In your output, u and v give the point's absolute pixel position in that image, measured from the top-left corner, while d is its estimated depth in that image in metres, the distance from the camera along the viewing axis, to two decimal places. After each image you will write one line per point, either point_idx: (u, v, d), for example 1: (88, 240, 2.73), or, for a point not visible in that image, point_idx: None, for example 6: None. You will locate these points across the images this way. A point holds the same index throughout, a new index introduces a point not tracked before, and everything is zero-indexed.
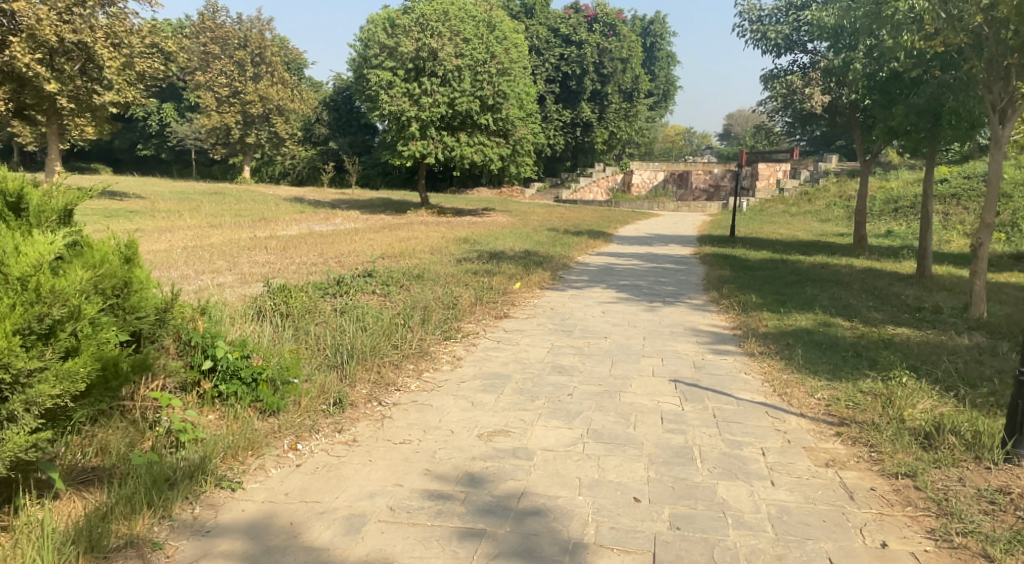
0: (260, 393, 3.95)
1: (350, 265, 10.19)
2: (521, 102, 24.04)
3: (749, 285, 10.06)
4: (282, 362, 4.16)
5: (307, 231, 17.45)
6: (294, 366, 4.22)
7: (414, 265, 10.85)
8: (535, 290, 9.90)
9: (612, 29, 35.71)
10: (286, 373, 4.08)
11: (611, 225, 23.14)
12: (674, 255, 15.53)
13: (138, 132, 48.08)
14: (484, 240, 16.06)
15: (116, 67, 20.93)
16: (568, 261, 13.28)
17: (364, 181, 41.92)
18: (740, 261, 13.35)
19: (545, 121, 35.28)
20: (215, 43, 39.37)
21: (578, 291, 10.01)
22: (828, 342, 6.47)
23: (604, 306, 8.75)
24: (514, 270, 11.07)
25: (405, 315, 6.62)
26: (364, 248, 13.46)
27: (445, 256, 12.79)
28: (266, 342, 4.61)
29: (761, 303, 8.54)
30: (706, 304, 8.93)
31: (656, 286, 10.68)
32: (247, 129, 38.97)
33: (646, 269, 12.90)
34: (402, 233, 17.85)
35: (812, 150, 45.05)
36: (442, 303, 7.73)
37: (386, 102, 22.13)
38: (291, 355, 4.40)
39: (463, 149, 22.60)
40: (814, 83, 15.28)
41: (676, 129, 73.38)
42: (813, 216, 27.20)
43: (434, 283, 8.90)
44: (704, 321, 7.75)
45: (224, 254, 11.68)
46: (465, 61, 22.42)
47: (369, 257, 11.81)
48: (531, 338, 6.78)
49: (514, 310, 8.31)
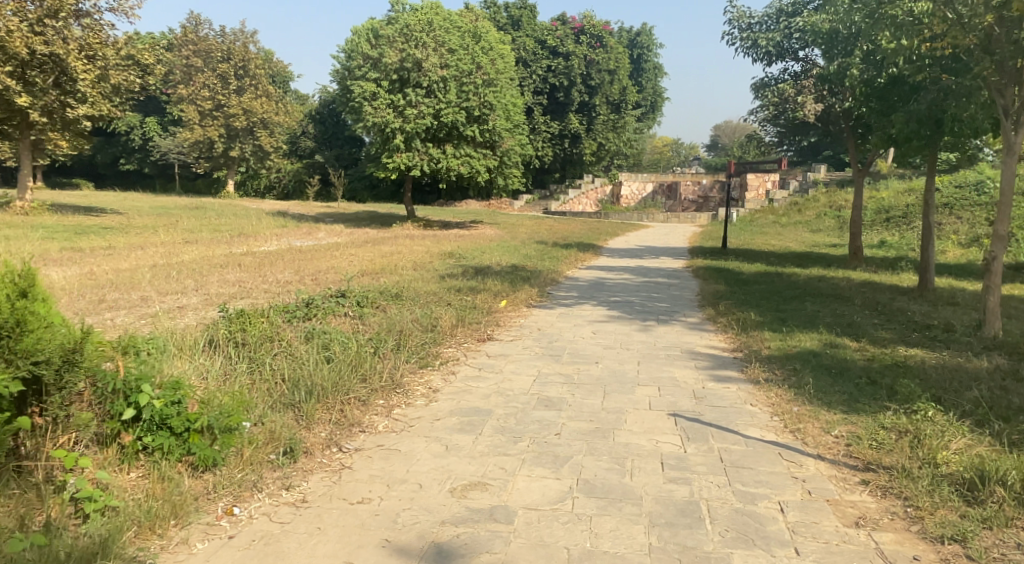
0: (192, 446, 3.53)
1: (327, 283, 9.61)
2: (508, 113, 23.60)
3: (746, 301, 9.56)
4: (223, 406, 3.72)
5: (288, 246, 16.88)
6: (238, 410, 3.78)
7: (395, 283, 10.29)
8: (521, 308, 9.37)
9: (598, 41, 35.46)
10: (226, 420, 3.64)
11: (601, 237, 22.67)
12: (666, 268, 15.06)
13: (120, 147, 47.30)
14: (470, 254, 15.51)
15: (91, 79, 20.40)
16: (556, 276, 12.75)
17: (350, 194, 41.37)
18: (734, 274, 12.88)
19: (533, 133, 34.87)
20: (197, 56, 38.81)
21: (566, 309, 9.47)
22: (840, 366, 5.95)
23: (594, 325, 8.22)
24: (500, 286, 10.53)
25: (377, 340, 6.09)
26: (343, 265, 12.91)
27: (429, 271, 12.25)
28: (210, 382, 4.15)
29: (762, 321, 8.03)
30: (703, 322, 8.41)
31: (649, 303, 10.16)
32: (230, 143, 38.32)
33: (638, 284, 12.40)
34: (386, 247, 17.35)
35: (799, 160, 44.84)
36: (421, 326, 7.19)
37: (370, 114, 21.65)
38: (235, 396, 3.97)
39: (449, 161, 22.08)
40: (807, 90, 14.83)
41: (664, 140, 73.36)
42: (804, 226, 26.85)
43: (414, 303, 8.35)
44: (701, 342, 7.22)
45: (195, 273, 11.09)
46: (450, 72, 21.99)
47: (347, 274, 11.23)
48: (516, 364, 6.23)
49: (499, 331, 7.77)
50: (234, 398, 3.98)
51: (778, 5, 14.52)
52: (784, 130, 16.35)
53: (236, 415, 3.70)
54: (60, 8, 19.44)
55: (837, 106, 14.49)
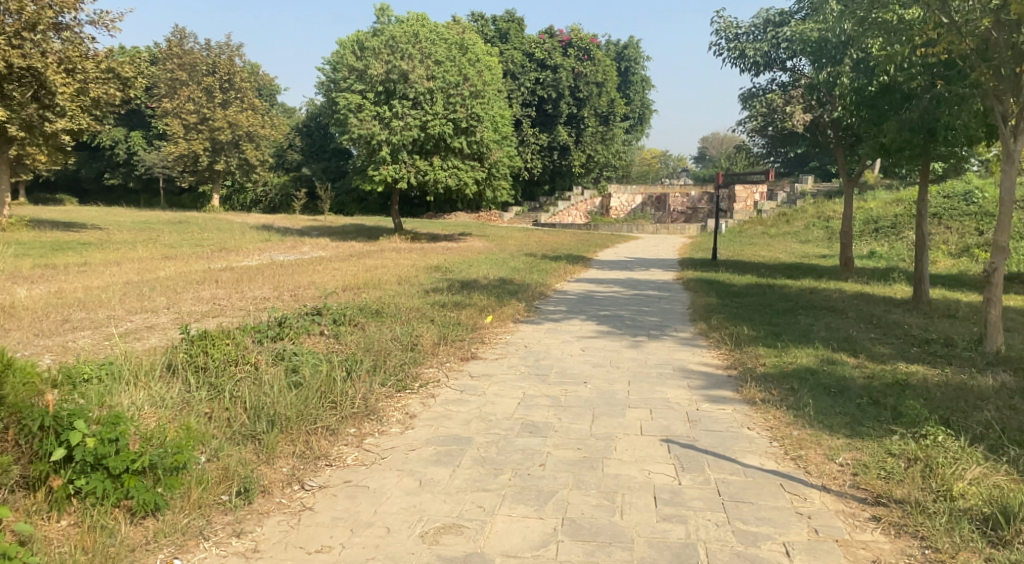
0: (130, 490, 3.22)
1: (306, 300, 9.26)
2: (496, 125, 23.33)
3: (739, 315, 9.27)
4: (167, 444, 3.42)
5: (271, 261, 16.51)
6: (185, 447, 3.49)
7: (377, 299, 9.94)
8: (507, 323, 9.03)
9: (586, 54, 35.38)
10: (170, 460, 3.34)
11: (590, 249, 22.39)
12: (656, 281, 14.77)
13: (104, 161, 46.78)
14: (457, 267, 15.17)
15: (70, 93, 19.99)
16: (544, 289, 12.43)
17: (338, 207, 41.01)
18: (725, 286, 12.63)
19: (522, 145, 34.64)
20: (182, 69, 38.45)
21: (554, 324, 9.14)
22: (840, 384, 5.65)
23: (583, 341, 7.89)
24: (486, 301, 10.20)
25: (352, 361, 5.76)
26: (326, 280, 12.54)
27: (413, 286, 11.91)
28: (157, 419, 3.86)
29: (756, 336, 7.74)
30: (696, 337, 8.10)
31: (639, 317, 9.85)
32: (216, 156, 37.90)
33: (628, 297, 12.09)
34: (371, 261, 17.00)
35: (786, 172, 44.86)
36: (400, 345, 6.86)
37: (356, 126, 21.36)
38: (184, 431, 3.67)
39: (436, 173, 21.77)
40: (796, 100, 14.60)
41: (652, 152, 73.47)
42: (793, 237, 26.71)
43: (395, 320, 7.99)
44: (694, 359, 6.91)
45: (170, 291, 10.68)
46: (437, 84, 21.73)
47: (329, 290, 10.87)
48: (500, 385, 5.89)
49: (483, 349, 7.43)
50: (183, 433, 3.69)
51: (765, 15, 14.34)
52: (771, 143, 16.10)
53: (183, 452, 3.40)
54: (38, 21, 19.05)
55: (827, 116, 14.26)
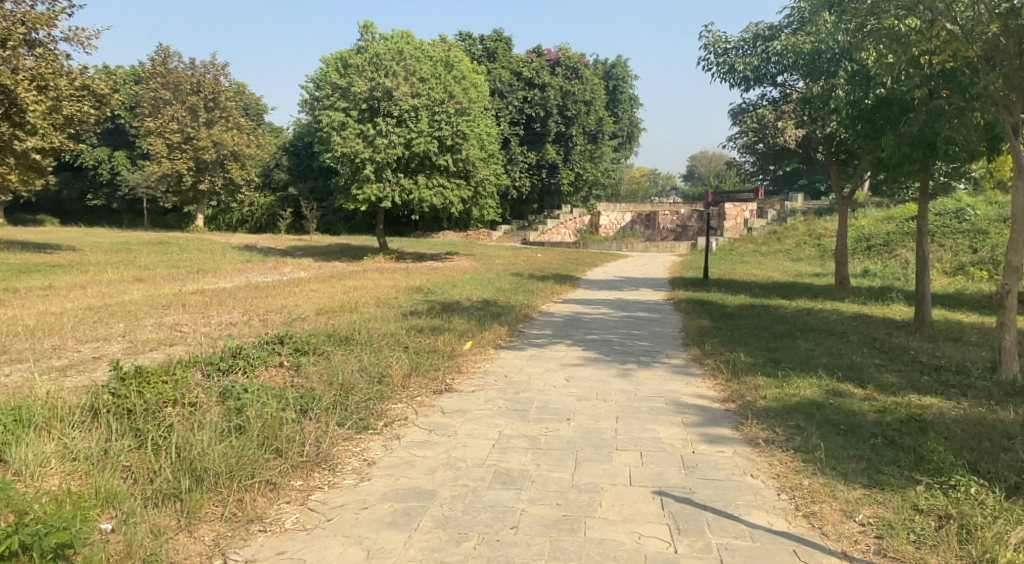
0: None
1: (274, 327, 8.66)
2: (482, 143, 22.81)
3: (734, 339, 8.72)
4: (46, 521, 2.97)
5: (248, 282, 15.92)
6: (71, 520, 3.03)
7: (351, 324, 9.34)
8: (488, 349, 8.45)
9: (574, 72, 35.15)
10: (46, 541, 2.88)
11: (578, 268, 21.87)
12: (646, 302, 14.26)
13: (87, 181, 46.11)
14: (440, 288, 14.61)
15: (42, 110, 19.43)
16: (529, 311, 11.87)
17: (324, 227, 40.46)
18: (718, 308, 12.12)
19: (510, 164, 34.11)
20: (166, 88, 37.92)
21: (538, 350, 8.57)
22: (853, 419, 5.12)
23: (568, 369, 7.31)
24: (466, 324, 9.61)
25: (308, 400, 5.22)
26: (300, 303, 11.96)
27: (391, 309, 11.33)
28: (52, 488, 3.40)
29: (753, 363, 7.18)
30: (690, 365, 7.52)
31: (628, 341, 9.28)
32: (199, 176, 37.27)
33: (617, 319, 11.54)
34: (351, 282, 16.46)
35: (776, 190, 44.62)
36: (365, 376, 6.28)
37: (339, 144, 20.84)
38: (77, 503, 3.22)
39: (421, 192, 21.22)
40: (788, 115, 14.01)
41: (641, 170, 73.47)
42: (784, 255, 26.29)
43: (365, 348, 7.41)
44: (688, 390, 6.34)
45: (131, 318, 10.07)
46: (422, 101, 21.23)
47: (301, 315, 10.28)
48: (474, 423, 5.33)
49: (458, 379, 6.84)
50: (77, 503, 3.24)
51: (754, 29, 13.91)
52: (760, 161, 15.52)
53: (67, 531, 2.95)
54: (9, 37, 18.54)
55: (821, 130, 13.73)
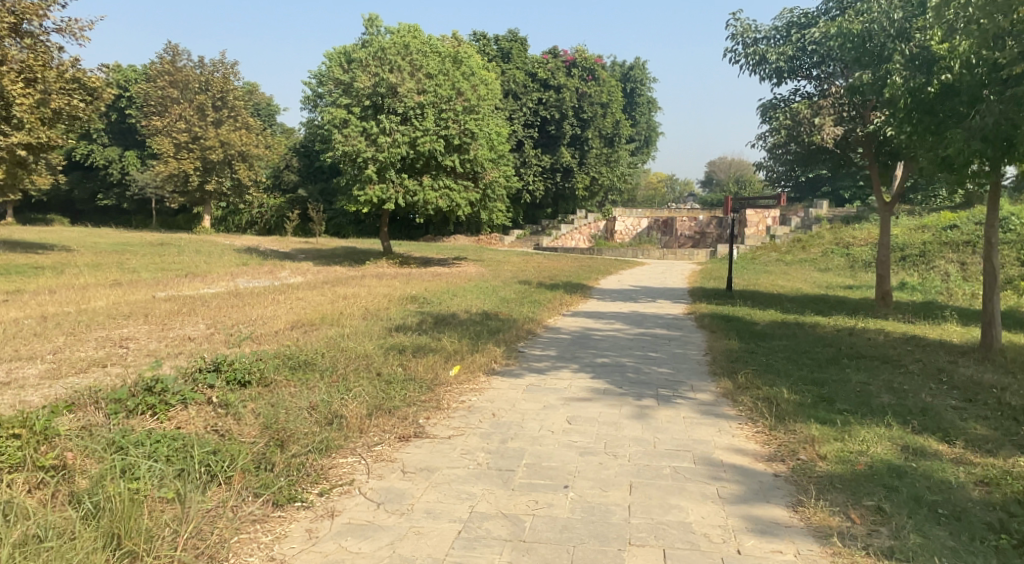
0: None
1: (230, 347, 7.38)
2: (492, 142, 21.41)
3: (772, 368, 7.33)
4: None
5: (238, 288, 14.71)
6: None
7: (324, 343, 8.05)
8: (478, 376, 7.10)
9: (590, 74, 33.89)
10: None
11: (592, 276, 20.51)
12: (665, 316, 12.91)
13: (98, 181, 45.05)
14: (437, 299, 13.27)
15: (31, 104, 18.25)
16: (532, 327, 10.51)
17: (334, 229, 39.37)
18: (746, 326, 10.76)
19: (523, 167, 32.75)
20: (174, 87, 36.88)
21: (537, 378, 7.21)
22: (949, 495, 3.81)
23: (571, 407, 5.97)
24: (456, 343, 8.29)
25: (215, 460, 4.04)
26: (279, 315, 10.72)
27: (378, 322, 10.06)
28: None
29: (800, 404, 5.80)
30: (720, 403, 6.15)
31: (645, 367, 7.89)
32: (206, 176, 36.13)
33: (632, 337, 10.20)
34: (347, 289, 15.26)
35: (797, 196, 43.10)
36: (312, 417, 5.05)
37: (340, 142, 19.66)
38: None
39: (426, 194, 19.91)
40: (826, 111, 12.54)
41: (658, 176, 71.95)
42: (811, 265, 24.84)
43: (323, 377, 6.10)
44: (721, 441, 4.98)
45: (78, 335, 8.81)
46: (428, 97, 19.91)
47: (273, 331, 9.01)
48: (441, 491, 4.03)
49: (435, 418, 5.56)
50: None
51: (789, 16, 12.55)
52: (790, 164, 14.05)
53: None
54: None
55: (864, 129, 12.25)
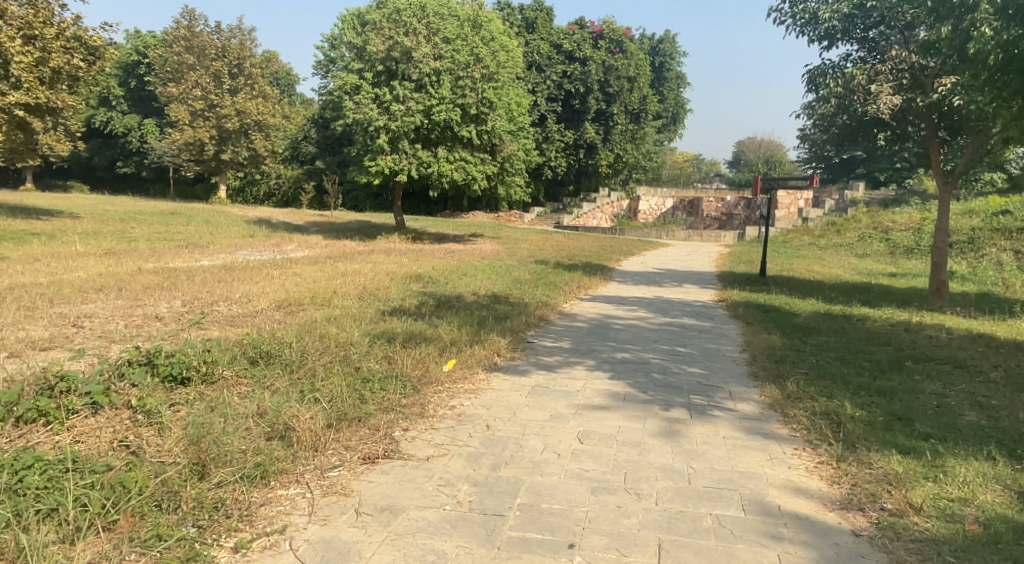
0: None
1: (190, 333, 6.32)
2: (511, 113, 20.18)
3: (826, 374, 6.21)
4: None
5: (236, 260, 13.64)
6: None
7: (302, 328, 6.96)
8: (476, 374, 6.02)
9: (618, 46, 32.35)
10: None
11: (614, 257, 19.38)
12: (695, 303, 11.77)
13: (117, 148, 43.86)
14: (444, 278, 12.15)
15: (30, 63, 17.06)
16: (546, 313, 9.43)
17: (351, 203, 38.37)
18: (787, 319, 9.67)
19: (545, 142, 31.48)
20: (189, 52, 35.40)
21: (544, 377, 6.11)
22: None
23: (583, 418, 4.89)
24: (454, 331, 7.20)
25: (96, 499, 3.01)
26: (269, 292, 9.67)
27: (374, 304, 9.02)
28: None
29: (870, 427, 4.68)
30: (767, 419, 5.03)
31: (673, 365, 6.77)
32: (222, 146, 35.09)
33: (658, 328, 9.10)
34: (352, 264, 14.26)
35: (829, 177, 41.54)
36: (256, 425, 3.99)
37: (351, 109, 18.57)
38: None
39: (440, 166, 18.77)
40: (884, 77, 11.61)
41: (684, 155, 70.02)
42: (848, 251, 23.57)
43: (282, 374, 5.02)
44: (775, 477, 3.91)
45: (33, 310, 7.75)
46: (444, 64, 18.64)
47: (252, 313, 7.94)
48: (403, 552, 3.01)
49: (417, 430, 4.49)
50: None
51: None
52: (839, 137, 13.20)
53: None
54: None
55: (924, 98, 11.29)
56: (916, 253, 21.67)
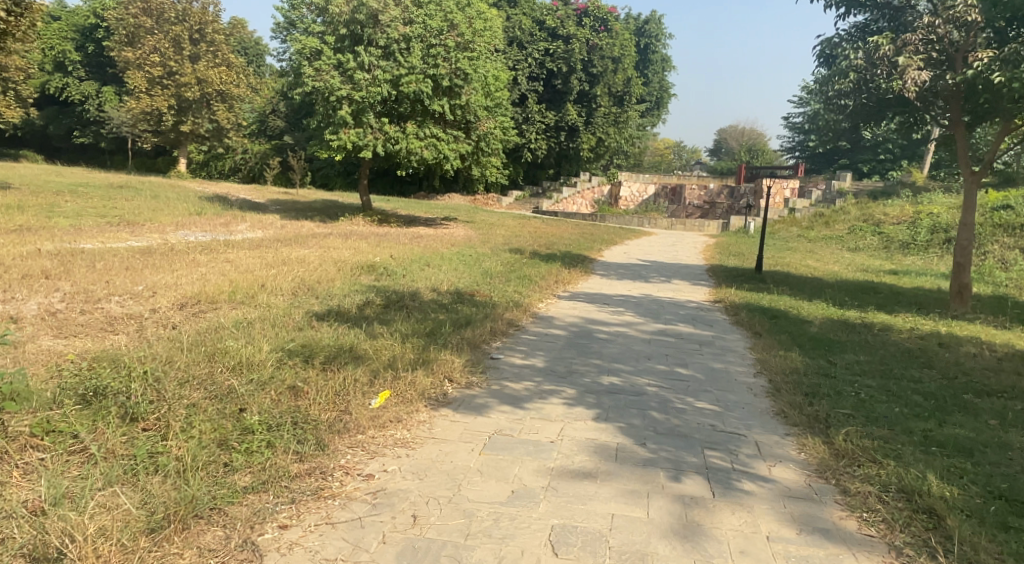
0: None
1: (22, 356, 4.61)
2: (488, 88, 18.48)
3: (877, 418, 4.74)
4: None
5: (168, 242, 11.85)
6: None
7: (195, 339, 5.32)
8: (415, 413, 4.45)
9: (603, 25, 30.73)
10: None
11: (594, 246, 17.93)
12: (689, 304, 10.27)
13: (74, 117, 41.22)
14: (402, 270, 10.51)
15: None
16: (516, 316, 7.88)
17: (320, 181, 36.43)
18: (800, 329, 8.24)
19: (525, 123, 29.86)
20: (147, 15, 32.44)
21: (507, 417, 4.53)
22: None
23: (560, 501, 3.34)
24: (394, 345, 5.59)
25: None
26: (186, 284, 8.00)
27: (307, 303, 7.39)
28: None
29: (979, 524, 3.26)
30: (824, 499, 3.53)
31: (676, 398, 5.23)
32: (182, 116, 32.85)
33: (649, 337, 7.57)
34: (303, 249, 12.58)
35: (814, 167, 40.42)
36: (14, 535, 2.76)
37: (309, 76, 16.60)
38: None
39: (409, 142, 16.97)
40: (913, 49, 10.21)
41: (665, 143, 68.65)
42: (839, 244, 22.29)
43: (110, 428, 3.45)
44: None
45: None
46: (415, 30, 16.83)
47: (143, 315, 6.26)
48: None
49: (304, 526, 3.03)
50: None
51: None
52: (853, 120, 11.80)
53: None
54: None
55: (955, 76, 10.15)
56: (913, 248, 20.40)
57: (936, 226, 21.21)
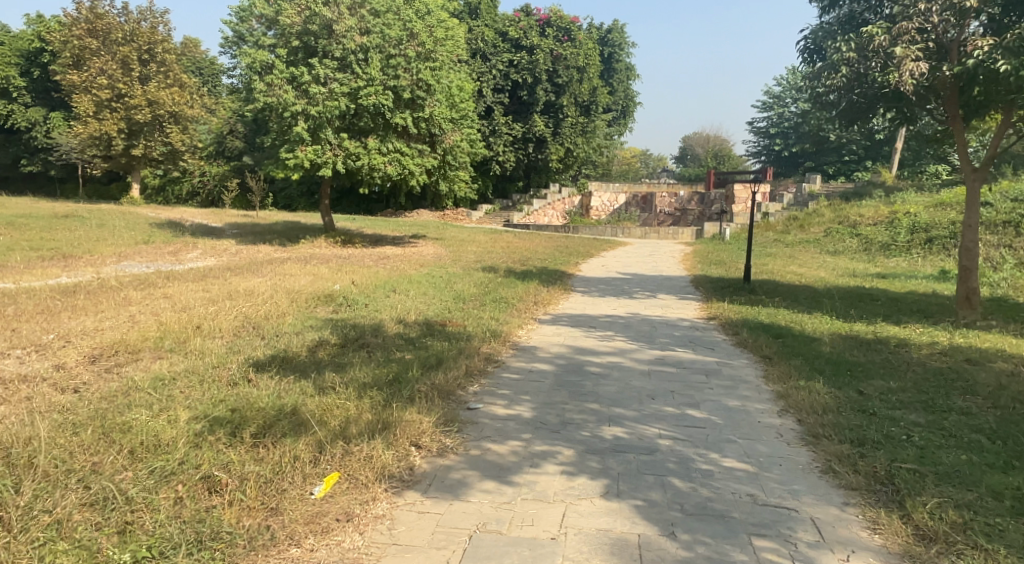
0: None
1: None
2: (451, 98, 17.46)
3: (952, 475, 3.81)
4: None
5: (105, 277, 10.63)
6: None
7: (91, 411, 4.17)
8: (372, 506, 3.42)
9: (565, 34, 29.50)
10: None
11: (569, 260, 17.00)
12: (682, 323, 9.31)
13: (21, 144, 39.31)
14: (364, 298, 9.43)
15: None
16: (494, 350, 6.85)
17: (281, 202, 35.11)
18: (813, 349, 7.30)
19: (491, 136, 28.92)
20: (92, 37, 30.43)
21: (493, 502, 3.52)
22: None
23: None
24: (348, 403, 4.53)
25: None
26: (108, 329, 6.84)
27: (250, 346, 6.30)
28: None
29: None
30: None
31: (698, 455, 4.25)
32: (133, 140, 31.32)
33: (649, 368, 6.57)
34: (255, 278, 11.47)
35: (783, 170, 39.92)
36: None
37: (260, 92, 15.41)
38: None
39: (371, 158, 15.85)
40: (910, 37, 9.36)
41: (631, 151, 68.27)
42: (818, 248, 21.59)
43: None
44: None
45: None
46: (372, 40, 15.68)
47: (44, 375, 5.14)
48: None
49: None
50: None
51: None
52: (843, 118, 10.98)
53: None
54: None
55: (953, 66, 9.38)
56: (895, 249, 19.75)
57: (917, 225, 20.59)
